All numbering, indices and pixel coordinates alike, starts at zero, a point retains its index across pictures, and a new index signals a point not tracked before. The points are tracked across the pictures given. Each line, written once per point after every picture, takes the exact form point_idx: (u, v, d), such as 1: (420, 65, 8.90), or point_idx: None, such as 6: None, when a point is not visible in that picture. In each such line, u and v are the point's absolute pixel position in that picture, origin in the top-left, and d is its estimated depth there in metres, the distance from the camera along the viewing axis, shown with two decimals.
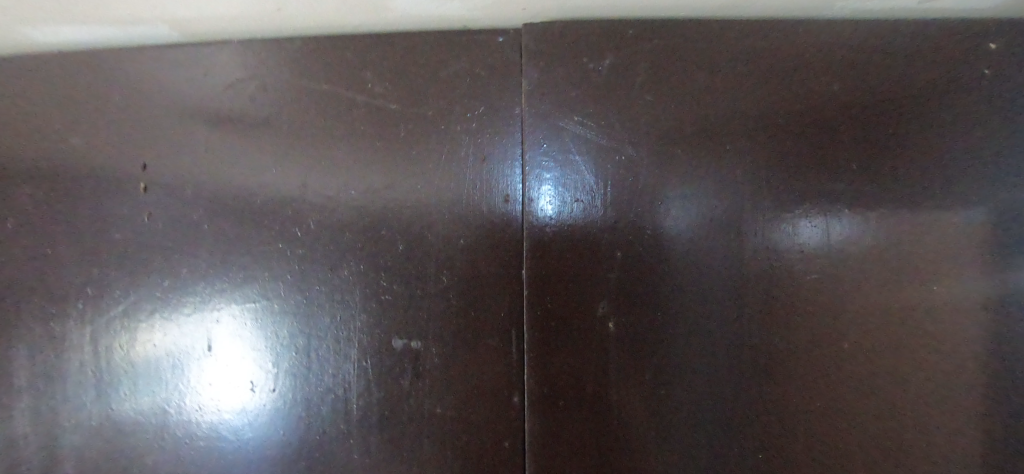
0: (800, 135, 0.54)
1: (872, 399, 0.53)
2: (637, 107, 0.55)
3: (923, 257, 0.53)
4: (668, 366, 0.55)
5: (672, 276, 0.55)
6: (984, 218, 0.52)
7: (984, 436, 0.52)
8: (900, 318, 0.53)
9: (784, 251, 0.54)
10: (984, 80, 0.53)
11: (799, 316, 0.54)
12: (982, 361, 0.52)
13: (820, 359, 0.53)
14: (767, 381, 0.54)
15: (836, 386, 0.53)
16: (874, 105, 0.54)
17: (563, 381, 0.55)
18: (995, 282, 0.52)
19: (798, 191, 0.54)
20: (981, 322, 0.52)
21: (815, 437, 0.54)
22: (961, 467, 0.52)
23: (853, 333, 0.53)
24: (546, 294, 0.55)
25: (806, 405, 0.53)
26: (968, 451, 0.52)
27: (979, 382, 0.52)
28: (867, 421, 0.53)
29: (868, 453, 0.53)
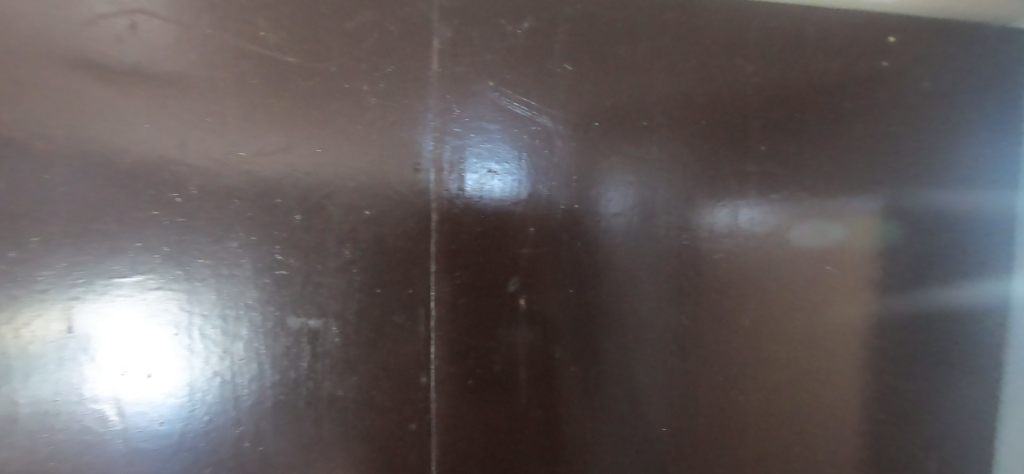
0: (711, 116, 0.56)
1: (761, 370, 0.59)
2: (554, 76, 0.53)
3: (811, 240, 0.59)
4: (577, 343, 0.55)
5: (588, 254, 0.55)
6: (849, 204, 0.60)
7: (837, 395, 0.61)
8: (786, 292, 0.59)
9: (692, 230, 0.57)
10: (860, 78, 0.60)
11: (705, 295, 0.58)
12: (841, 329, 0.61)
13: (721, 336, 0.58)
14: (675, 357, 0.57)
15: (733, 359, 0.58)
16: (777, 92, 0.58)
17: (471, 359, 0.54)
18: (852, 260, 0.60)
19: (705, 175, 0.57)
20: (842, 295, 0.60)
21: (712, 407, 0.58)
22: (818, 423, 0.61)
23: (747, 308, 0.58)
24: (457, 269, 0.53)
25: (706, 377, 0.58)
26: (823, 410, 0.61)
27: (836, 349, 0.61)
28: (755, 390, 0.59)
29: (752, 417, 0.59)
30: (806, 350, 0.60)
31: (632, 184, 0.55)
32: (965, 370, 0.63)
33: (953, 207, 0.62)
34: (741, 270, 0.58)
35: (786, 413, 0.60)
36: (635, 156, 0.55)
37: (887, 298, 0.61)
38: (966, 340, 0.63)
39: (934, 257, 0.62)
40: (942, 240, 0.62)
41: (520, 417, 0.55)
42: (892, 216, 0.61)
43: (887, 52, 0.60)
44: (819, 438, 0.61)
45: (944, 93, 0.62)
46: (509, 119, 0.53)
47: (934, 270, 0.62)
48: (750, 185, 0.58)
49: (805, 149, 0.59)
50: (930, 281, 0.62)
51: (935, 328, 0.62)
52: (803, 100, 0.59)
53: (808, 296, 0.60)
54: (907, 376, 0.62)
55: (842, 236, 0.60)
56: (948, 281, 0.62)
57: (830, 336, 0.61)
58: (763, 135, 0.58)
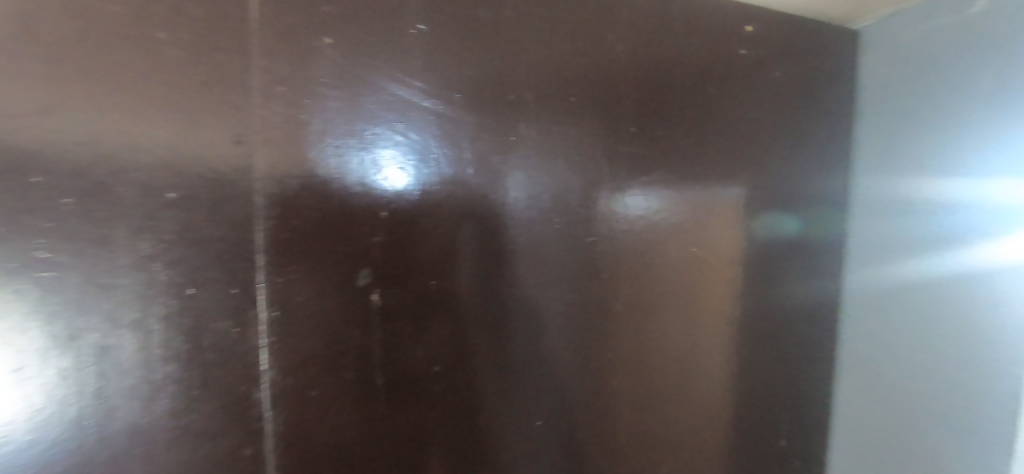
0: (582, 94, 0.54)
1: (632, 353, 0.59)
2: (407, 38, 0.47)
3: (677, 222, 0.61)
4: (443, 340, 0.50)
5: (451, 242, 0.49)
6: (709, 186, 0.62)
7: (699, 369, 0.64)
8: (654, 275, 0.60)
9: (564, 213, 0.54)
10: (722, 63, 0.61)
11: (579, 281, 0.56)
12: (703, 307, 0.64)
13: (593, 322, 0.57)
14: (548, 347, 0.55)
15: (605, 344, 0.58)
16: (646, 72, 0.57)
17: (314, 367, 0.46)
18: (710, 240, 0.63)
19: (576, 155, 0.54)
20: (703, 274, 0.63)
21: (586, 394, 0.57)
22: (684, 398, 0.64)
23: (620, 292, 0.58)
24: (292, 262, 0.45)
25: (580, 364, 0.57)
26: (688, 385, 0.64)
27: (699, 326, 0.64)
28: (627, 372, 0.59)
29: (626, 400, 0.60)
30: (673, 329, 0.62)
31: (499, 164, 0.51)
32: (804, 336, 0.70)
33: (797, 191, 0.68)
34: (612, 254, 0.57)
35: (656, 392, 0.62)
36: (502, 133, 0.51)
37: (742, 275, 0.65)
38: (805, 309, 0.70)
39: (780, 237, 0.67)
40: (789, 220, 0.67)
41: (381, 427, 0.49)
42: (747, 199, 0.65)
43: (746, 40, 0.62)
44: (686, 410, 0.64)
45: (793, 84, 0.66)
46: (354, 86, 0.45)
47: (780, 247, 0.67)
48: (621, 166, 0.57)
49: (672, 132, 0.59)
50: (777, 258, 0.67)
51: (781, 300, 0.68)
52: (671, 82, 0.58)
53: (675, 277, 0.62)
54: (761, 346, 0.68)
55: (704, 218, 0.63)
56: (793, 257, 0.68)
57: (695, 313, 0.63)
58: (633, 116, 0.57)
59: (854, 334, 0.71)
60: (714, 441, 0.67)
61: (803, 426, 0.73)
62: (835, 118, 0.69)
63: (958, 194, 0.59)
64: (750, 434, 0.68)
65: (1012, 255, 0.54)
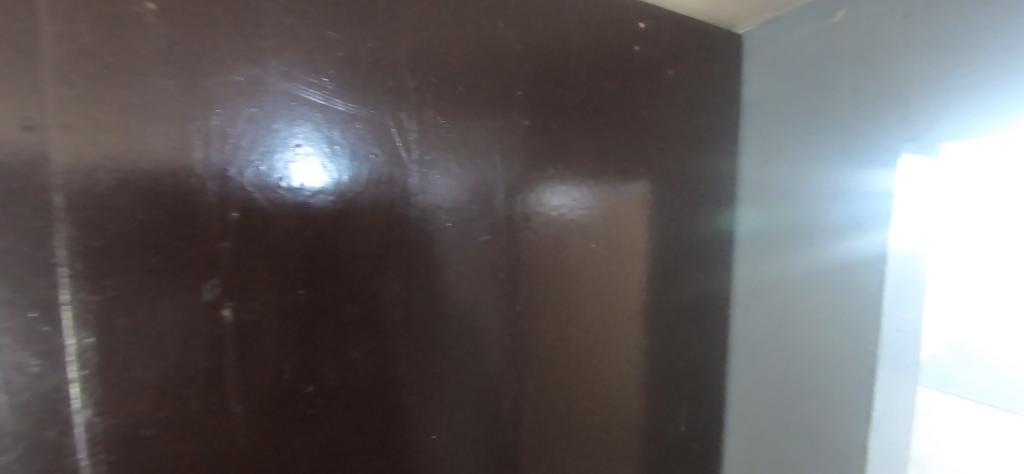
0: (472, 84, 0.51)
1: (532, 353, 0.58)
2: (260, 9, 0.40)
3: (575, 219, 0.60)
4: (317, 356, 0.45)
5: (322, 245, 0.44)
6: (606, 182, 0.63)
7: (599, 364, 0.65)
8: (554, 274, 0.59)
9: (455, 211, 0.51)
10: (618, 59, 0.61)
11: (473, 283, 0.53)
12: (602, 302, 0.64)
13: (490, 324, 0.55)
14: (441, 355, 0.51)
15: (503, 346, 0.56)
16: (541, 64, 0.55)
17: (148, 400, 0.38)
18: (607, 235, 0.64)
19: (468, 148, 0.51)
20: (601, 269, 0.64)
21: (484, 399, 0.55)
22: (585, 394, 0.64)
23: (518, 293, 0.56)
24: (109, 276, 0.36)
25: (475, 369, 0.54)
26: (589, 381, 0.64)
27: (599, 321, 0.64)
28: (527, 374, 0.58)
29: (526, 402, 0.59)
30: (572, 327, 0.62)
31: (377, 156, 0.46)
32: (697, 324, 0.74)
33: (689, 186, 0.70)
34: (508, 251, 0.55)
35: (556, 390, 0.61)
36: (379, 121, 0.46)
37: (637, 269, 0.67)
38: (696, 298, 0.74)
39: (672, 230, 0.70)
40: (680, 213, 0.70)
41: (242, 460, 0.42)
42: (642, 194, 0.66)
43: (640, 37, 0.63)
44: (586, 405, 0.65)
45: (685, 81, 0.68)
46: (185, 60, 0.38)
47: (673, 240, 0.70)
48: (516, 161, 0.55)
49: (567, 125, 0.58)
50: (670, 251, 0.70)
51: (674, 291, 0.71)
52: (567, 76, 0.57)
53: (575, 274, 0.61)
54: (656, 336, 0.70)
55: (601, 213, 0.63)
56: (684, 249, 0.71)
57: (594, 308, 0.63)
58: (526, 109, 0.55)
59: (743, 321, 0.76)
60: (615, 432, 0.68)
61: (698, 409, 0.76)
62: (721, 115, 0.73)
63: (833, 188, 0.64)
64: (647, 421, 0.71)
65: (864, 245, 0.60)
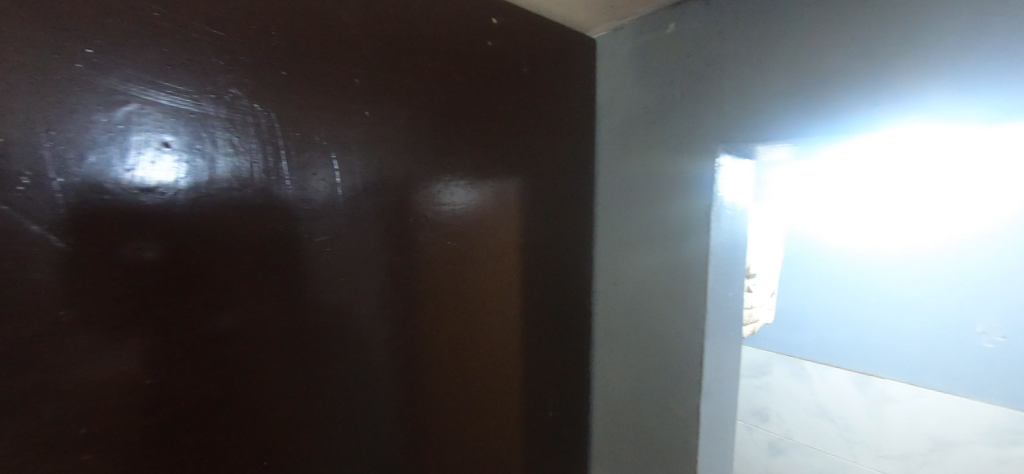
0: (302, 68, 0.46)
1: (380, 358, 0.56)
2: None
3: (429, 215, 0.59)
4: (100, 384, 0.38)
5: (91, 258, 0.36)
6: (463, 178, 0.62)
7: (465, 361, 0.65)
8: (410, 272, 0.57)
9: (285, 210, 0.46)
10: (471, 53, 0.61)
11: (312, 287, 0.49)
12: (463, 299, 0.64)
13: (327, 332, 0.51)
14: (270, 369, 0.47)
15: (346, 354, 0.53)
16: (385, 53, 0.52)
17: None
18: (468, 232, 0.64)
19: (301, 141, 0.46)
20: (462, 266, 0.63)
21: (326, 412, 0.52)
22: (450, 393, 0.64)
23: (367, 295, 0.54)
24: None
25: (312, 381, 0.50)
26: (455, 379, 0.64)
27: (462, 319, 0.64)
28: (375, 380, 0.55)
29: (383, 407, 0.56)
30: (429, 328, 0.60)
31: (167, 147, 0.39)
32: (560, 313, 0.78)
33: (547, 182, 0.73)
34: (345, 255, 0.51)
35: (418, 391, 0.60)
36: (169, 106, 0.39)
37: (495, 264, 0.68)
38: (559, 288, 0.77)
39: (532, 224, 0.72)
40: (540, 209, 0.73)
41: None
42: (497, 189, 0.67)
43: (493, 33, 0.63)
44: (452, 404, 0.64)
45: (539, 78, 0.69)
46: None
47: (531, 233, 0.72)
48: (361, 155, 0.51)
49: (413, 117, 0.56)
50: (529, 245, 0.72)
51: (534, 283, 0.73)
52: (415, 67, 0.55)
53: (432, 272, 0.60)
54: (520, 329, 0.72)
55: (454, 209, 0.62)
56: (544, 242, 0.74)
57: (452, 309, 0.62)
58: (367, 99, 0.51)
59: (603, 308, 0.81)
60: (484, 428, 0.69)
61: (565, 395, 0.80)
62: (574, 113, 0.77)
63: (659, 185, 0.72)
64: (515, 413, 0.73)
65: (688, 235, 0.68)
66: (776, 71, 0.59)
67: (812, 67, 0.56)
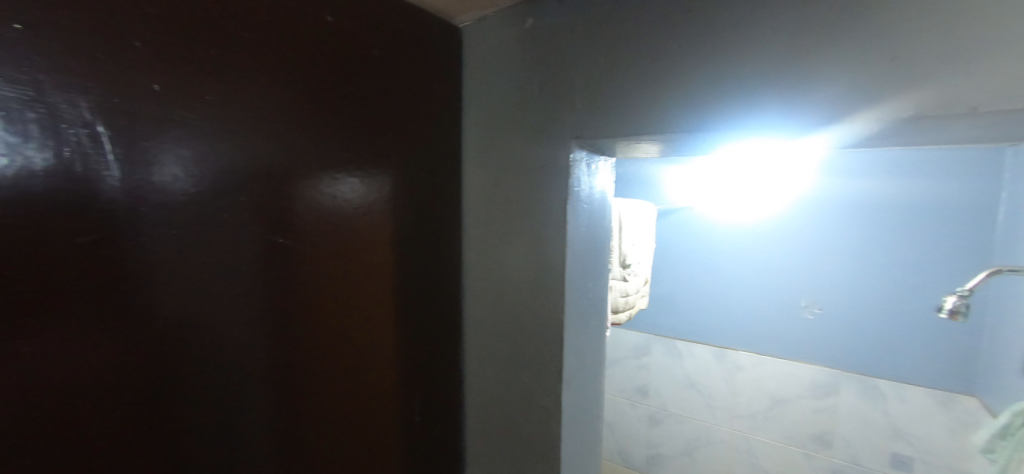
0: (49, 22, 0.36)
1: (233, 356, 0.51)
2: None
3: (264, 207, 0.52)
4: None
5: None
6: (305, 167, 0.56)
7: (324, 362, 0.61)
8: (254, 267, 0.52)
9: (31, 199, 0.36)
10: (304, 28, 0.54)
11: (127, 283, 0.42)
12: (316, 297, 0.59)
13: (158, 334, 0.45)
14: (90, 376, 0.41)
15: (186, 356, 0.47)
16: (183, 15, 0.44)
17: None
18: (314, 226, 0.58)
19: (49, 113, 0.37)
20: (312, 262, 0.58)
21: (172, 418, 0.46)
22: (309, 396, 0.59)
23: (202, 291, 0.48)
24: None
25: (145, 388, 0.44)
26: (313, 380, 0.60)
27: (317, 317, 0.59)
28: (229, 380, 0.51)
29: (229, 415, 0.51)
30: (289, 322, 0.56)
31: None
32: (427, 310, 0.75)
33: (409, 173, 0.69)
34: (168, 245, 0.45)
35: (273, 393, 0.55)
36: None
37: (347, 262, 0.62)
38: (425, 284, 0.74)
39: (392, 218, 0.68)
40: (400, 201, 0.68)
41: None
42: (343, 181, 0.61)
43: (333, 8, 0.57)
44: (314, 406, 0.60)
45: (392, 63, 0.65)
46: None
47: (388, 229, 0.67)
48: (150, 136, 0.42)
49: (226, 95, 0.48)
50: (386, 242, 0.67)
51: (392, 282, 0.69)
52: (229, 36, 0.48)
53: (281, 268, 0.55)
54: (377, 331, 0.67)
55: (287, 202, 0.54)
56: (403, 238, 0.70)
57: (312, 302, 0.58)
58: (156, 69, 0.43)
59: (472, 304, 0.80)
60: (350, 432, 0.65)
61: (435, 393, 0.78)
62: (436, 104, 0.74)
63: (519, 178, 0.70)
64: (379, 415, 0.69)
65: (546, 229, 0.68)
66: (619, 78, 0.60)
67: (649, 81, 0.58)
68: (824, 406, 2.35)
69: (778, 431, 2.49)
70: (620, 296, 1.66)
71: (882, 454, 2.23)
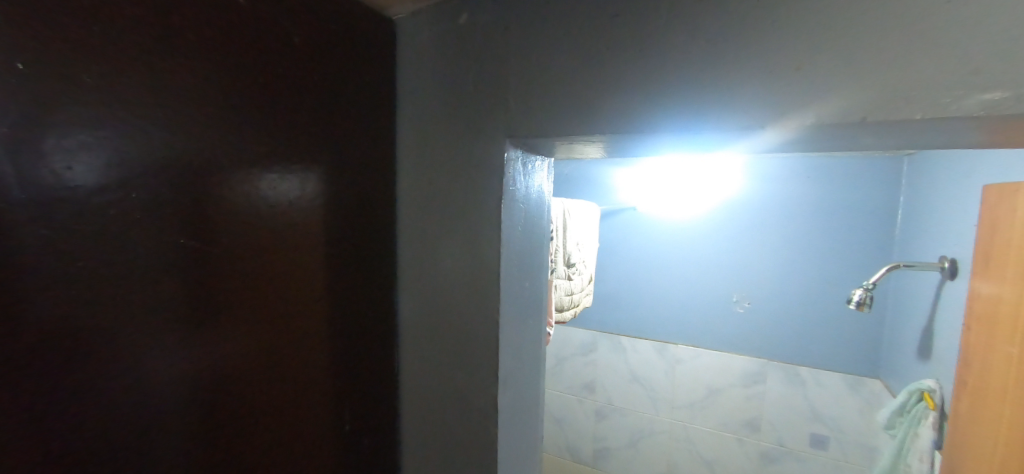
0: None
1: (150, 359, 0.47)
2: None
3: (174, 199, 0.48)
4: None
5: None
6: (217, 158, 0.51)
7: (246, 364, 0.57)
8: (167, 263, 0.48)
9: None
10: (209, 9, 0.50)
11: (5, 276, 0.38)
12: (239, 295, 0.55)
13: (50, 336, 0.41)
14: None
15: (94, 360, 0.43)
16: None
17: None
18: (232, 221, 0.54)
19: None
20: (233, 260, 0.54)
21: (74, 426, 0.43)
22: (229, 401, 0.55)
23: (103, 286, 0.43)
24: None
25: (41, 394, 0.40)
26: (234, 385, 0.56)
27: (240, 317, 0.56)
28: (144, 384, 0.47)
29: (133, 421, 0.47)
30: (214, 325, 0.53)
31: None
32: (357, 313, 0.71)
33: (337, 168, 0.66)
34: (65, 242, 0.41)
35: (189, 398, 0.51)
36: None
37: (272, 264, 0.59)
38: (355, 285, 0.70)
39: (318, 215, 0.64)
40: (326, 198, 0.65)
41: None
42: (263, 179, 0.56)
43: None
44: (235, 412, 0.56)
45: (314, 54, 0.61)
46: None
47: (313, 230, 0.63)
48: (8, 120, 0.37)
49: (108, 81, 0.43)
50: (312, 243, 0.63)
51: (319, 286, 0.65)
52: (112, 12, 0.43)
53: (201, 264, 0.51)
54: (303, 337, 0.64)
55: (204, 194, 0.51)
56: (330, 239, 0.66)
57: (240, 305, 0.55)
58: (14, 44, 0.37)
59: (407, 305, 0.77)
60: (273, 438, 0.61)
61: (367, 400, 0.74)
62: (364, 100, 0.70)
63: (452, 176, 0.69)
64: (307, 421, 0.65)
65: (480, 227, 0.67)
66: (550, 80, 0.60)
67: (578, 83, 0.58)
68: (753, 393, 2.52)
69: (714, 419, 2.64)
70: (565, 295, 1.69)
71: (803, 435, 2.43)
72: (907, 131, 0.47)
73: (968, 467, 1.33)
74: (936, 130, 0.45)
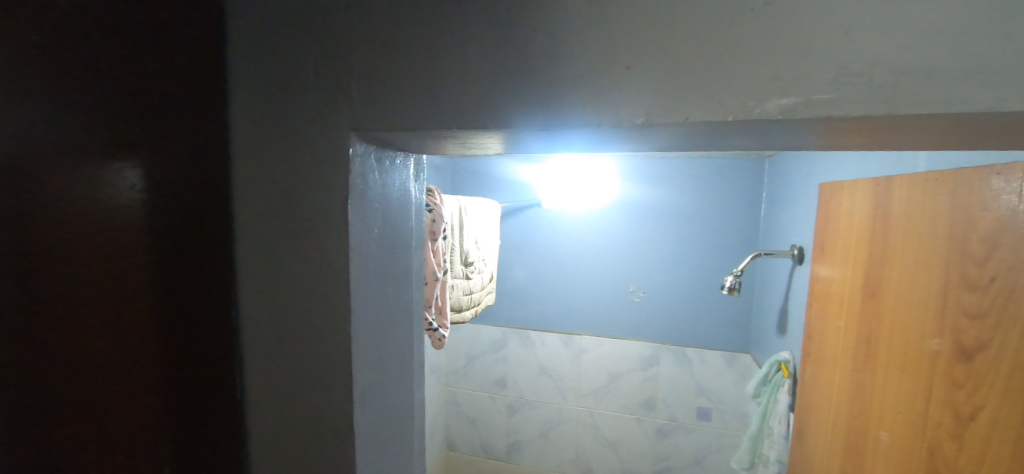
0: None
1: None
2: None
3: None
4: None
5: None
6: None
7: (82, 365, 0.52)
8: None
9: None
10: None
11: None
12: (67, 289, 0.50)
13: None
14: None
15: None
16: None
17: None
18: (41, 208, 0.48)
19: None
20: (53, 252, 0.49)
21: None
22: (60, 405, 0.50)
23: None
24: None
25: None
26: (62, 387, 0.51)
27: (71, 314, 0.51)
28: None
29: None
30: (35, 321, 0.48)
31: None
32: (199, 320, 0.63)
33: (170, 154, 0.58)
34: None
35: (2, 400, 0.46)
36: None
37: (91, 266, 0.52)
38: (191, 291, 0.62)
39: (154, 205, 0.57)
40: (155, 188, 0.57)
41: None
42: (72, 163, 0.50)
43: None
44: (69, 416, 0.51)
45: (138, 25, 0.54)
46: None
47: (156, 222, 0.58)
48: None
49: None
50: (149, 236, 0.57)
51: (170, 282, 0.60)
52: None
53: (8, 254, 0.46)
54: (157, 337, 0.59)
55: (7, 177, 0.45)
56: (164, 237, 0.59)
57: (59, 306, 0.50)
58: None
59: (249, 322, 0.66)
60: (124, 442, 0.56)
61: (206, 422, 0.65)
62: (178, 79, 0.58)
63: (294, 173, 0.61)
64: (166, 425, 0.60)
65: (325, 230, 0.60)
66: (395, 68, 0.55)
67: (423, 73, 0.53)
68: (648, 375, 2.71)
69: (615, 402, 2.80)
70: (463, 295, 1.65)
71: (690, 409, 2.67)
72: (729, 133, 0.49)
73: (809, 425, 1.54)
74: (751, 132, 0.47)
